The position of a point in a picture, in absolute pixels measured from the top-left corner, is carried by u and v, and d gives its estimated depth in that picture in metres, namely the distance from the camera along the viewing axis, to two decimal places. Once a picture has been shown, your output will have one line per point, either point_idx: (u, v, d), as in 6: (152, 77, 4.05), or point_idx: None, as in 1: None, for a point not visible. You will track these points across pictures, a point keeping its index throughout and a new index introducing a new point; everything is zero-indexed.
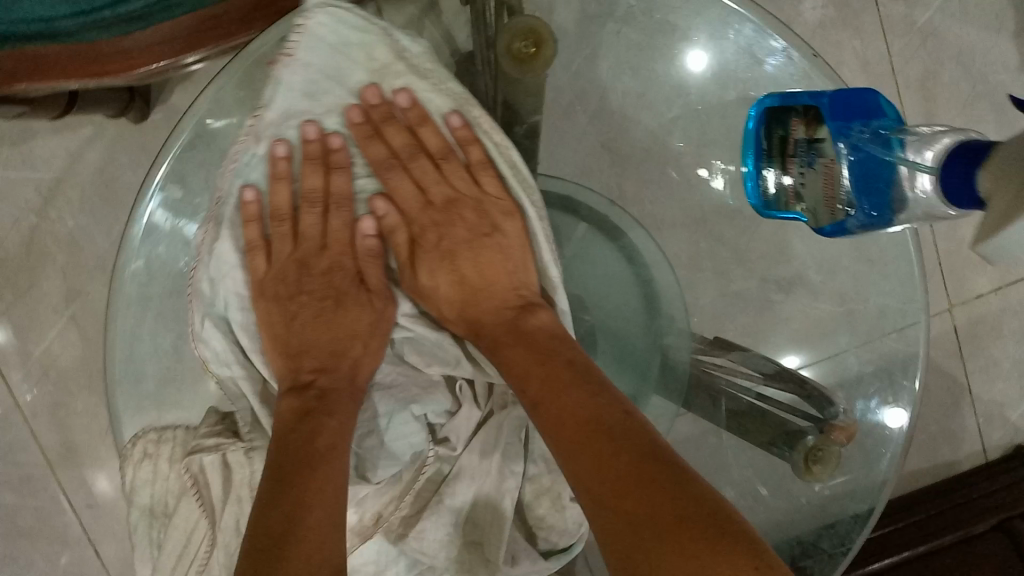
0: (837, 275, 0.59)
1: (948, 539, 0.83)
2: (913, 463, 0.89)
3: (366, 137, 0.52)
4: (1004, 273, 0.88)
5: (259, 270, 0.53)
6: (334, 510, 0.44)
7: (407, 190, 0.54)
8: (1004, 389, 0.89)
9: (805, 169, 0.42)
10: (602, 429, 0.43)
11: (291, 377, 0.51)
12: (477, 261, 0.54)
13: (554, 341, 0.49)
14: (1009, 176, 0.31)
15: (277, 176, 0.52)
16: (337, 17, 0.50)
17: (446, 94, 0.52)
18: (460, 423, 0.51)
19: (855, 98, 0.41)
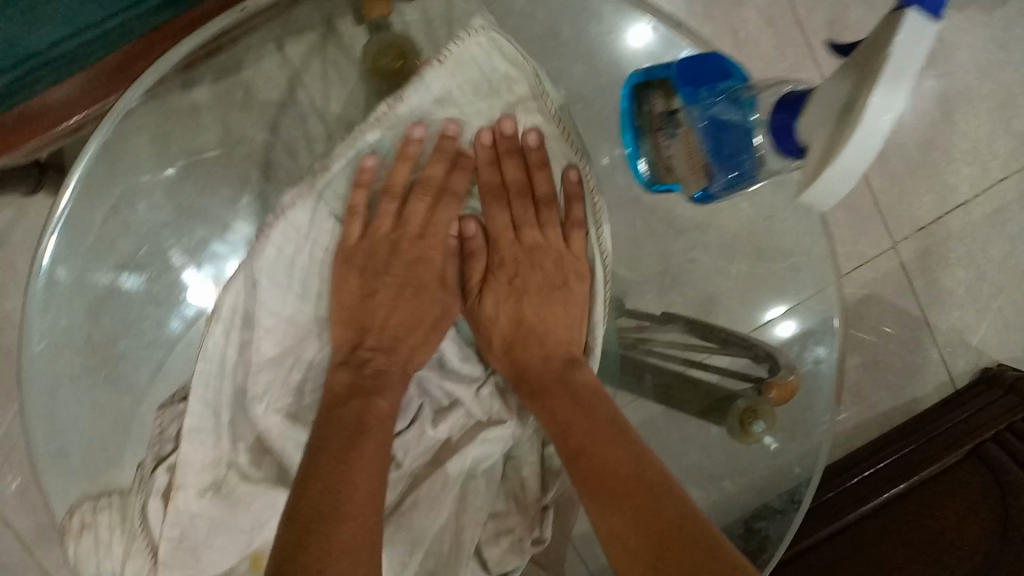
0: (756, 235, 0.58)
1: (927, 473, 0.81)
2: (885, 403, 0.90)
3: (488, 161, 0.53)
4: (942, 202, 0.88)
5: (351, 236, 0.53)
6: (373, 518, 0.42)
7: (505, 223, 0.53)
8: (961, 316, 0.89)
9: (669, 142, 0.37)
10: (643, 484, 0.43)
11: (347, 351, 0.51)
12: (543, 308, 0.52)
13: (601, 396, 0.49)
14: (824, 116, 0.27)
15: (402, 155, 0.51)
16: (495, 43, 0.50)
17: (567, 147, 0.53)
18: (409, 442, 0.51)
19: (704, 60, 0.35)
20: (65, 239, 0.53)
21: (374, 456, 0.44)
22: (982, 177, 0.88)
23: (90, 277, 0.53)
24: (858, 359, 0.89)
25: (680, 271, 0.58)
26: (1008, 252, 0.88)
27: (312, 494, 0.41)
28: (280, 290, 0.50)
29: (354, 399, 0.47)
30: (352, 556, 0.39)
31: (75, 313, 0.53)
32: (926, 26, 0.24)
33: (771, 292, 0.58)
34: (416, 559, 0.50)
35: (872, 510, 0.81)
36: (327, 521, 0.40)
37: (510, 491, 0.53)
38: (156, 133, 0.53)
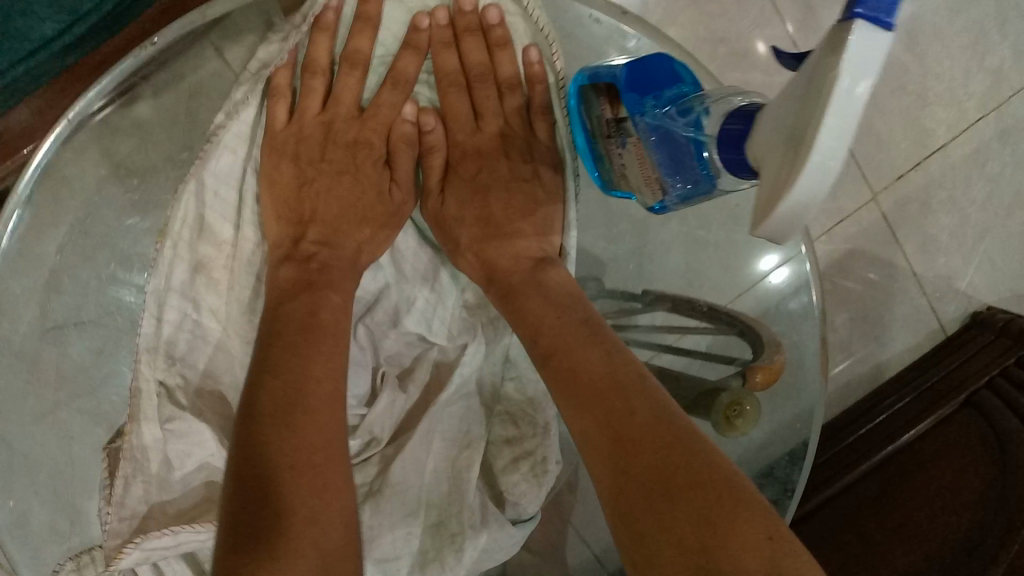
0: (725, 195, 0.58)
1: (924, 426, 0.80)
2: (877, 355, 0.88)
3: (442, 43, 0.53)
4: (920, 148, 0.85)
5: (279, 120, 0.52)
6: (335, 455, 0.42)
7: (464, 111, 0.55)
8: (947, 262, 0.88)
9: (621, 152, 0.35)
10: (619, 386, 0.42)
11: (290, 245, 0.50)
12: (508, 202, 0.54)
13: (573, 295, 0.49)
14: (771, 134, 0.25)
15: (322, 27, 0.50)
16: None
17: (528, 26, 0.53)
18: (383, 413, 0.51)
19: (651, 62, 0.34)
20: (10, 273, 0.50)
21: (330, 353, 0.45)
22: (960, 117, 0.85)
23: (47, 315, 0.51)
24: (846, 314, 0.87)
25: (654, 243, 0.58)
26: (988, 193, 0.87)
27: (270, 392, 0.42)
28: (223, 184, 0.50)
29: (302, 294, 0.47)
30: (318, 452, 0.41)
31: (21, 357, 0.50)
32: (878, 38, 0.23)
33: (744, 259, 0.59)
34: (420, 516, 0.51)
35: (868, 469, 0.80)
36: (285, 414, 0.41)
37: (508, 463, 0.52)
38: (99, 151, 0.51)
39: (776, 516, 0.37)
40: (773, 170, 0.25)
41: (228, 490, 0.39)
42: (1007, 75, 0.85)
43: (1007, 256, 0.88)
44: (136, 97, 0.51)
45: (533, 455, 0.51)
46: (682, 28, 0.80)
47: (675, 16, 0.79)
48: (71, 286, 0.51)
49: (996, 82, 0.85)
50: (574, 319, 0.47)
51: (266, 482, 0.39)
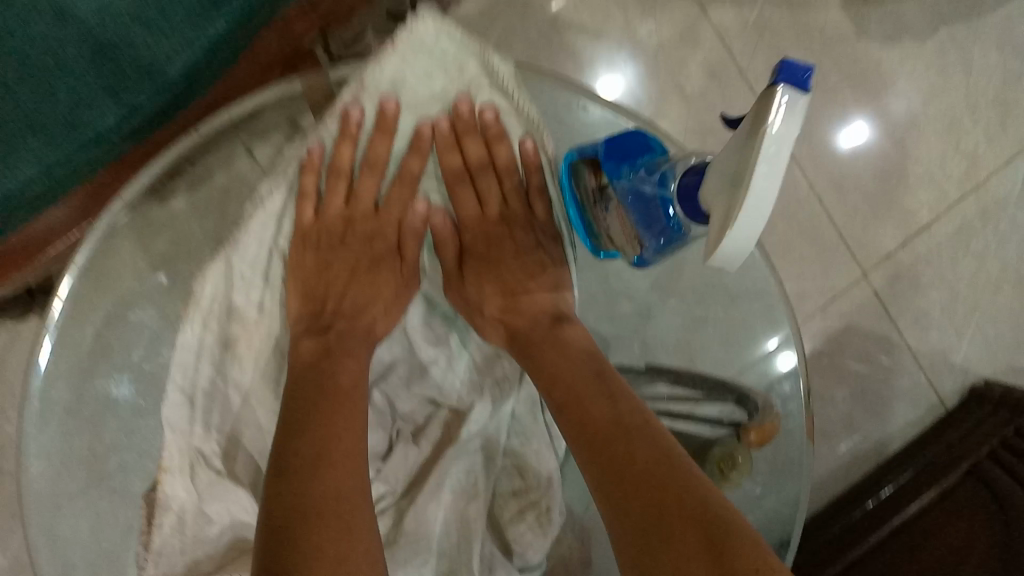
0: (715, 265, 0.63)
1: (927, 498, 0.79)
2: (881, 430, 0.90)
3: (447, 146, 0.56)
4: (905, 226, 0.90)
5: (305, 215, 0.56)
6: (359, 498, 0.47)
7: (471, 202, 0.59)
8: (940, 336, 0.90)
9: (605, 215, 0.39)
10: (624, 430, 0.49)
11: (312, 318, 0.56)
12: (518, 272, 0.60)
13: (587, 351, 0.55)
14: (719, 181, 0.30)
15: (344, 135, 0.54)
16: (443, 29, 0.53)
17: (521, 117, 0.56)
18: (394, 465, 0.56)
19: (628, 138, 0.38)
20: (56, 354, 0.55)
21: (351, 415, 0.51)
22: (941, 198, 0.90)
23: (86, 388, 0.56)
24: (845, 390, 0.89)
25: (657, 320, 0.62)
26: (976, 269, 0.90)
27: (298, 450, 0.48)
28: (249, 273, 0.54)
29: (322, 361, 0.54)
30: (347, 493, 0.47)
31: (69, 425, 0.55)
32: (796, 100, 0.27)
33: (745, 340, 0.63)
34: (433, 564, 0.54)
35: (878, 541, 0.79)
36: (315, 466, 0.47)
37: (515, 512, 0.56)
38: (139, 241, 0.56)
39: (761, 542, 0.41)
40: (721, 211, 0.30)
41: (262, 527, 0.45)
42: (983, 158, 0.91)
43: (999, 329, 0.91)
44: (174, 194, 0.56)
45: (538, 505, 0.56)
46: (673, 120, 0.87)
47: (665, 108, 0.87)
48: (116, 365, 0.56)
49: (972, 164, 0.91)
50: (587, 373, 0.53)
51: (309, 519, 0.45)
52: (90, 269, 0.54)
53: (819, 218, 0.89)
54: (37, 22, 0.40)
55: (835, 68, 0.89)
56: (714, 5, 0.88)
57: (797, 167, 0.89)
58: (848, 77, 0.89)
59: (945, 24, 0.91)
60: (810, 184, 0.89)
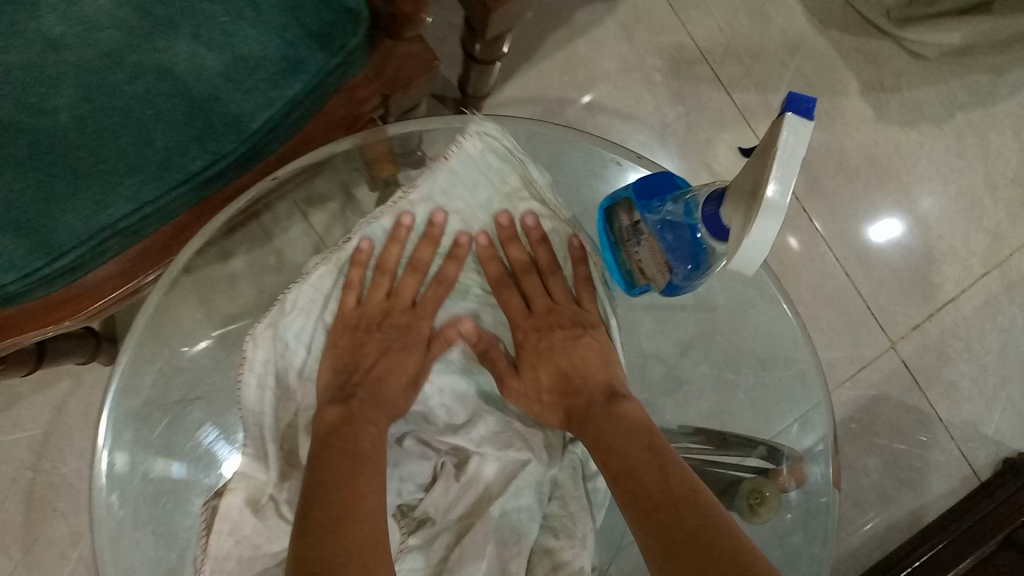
0: (747, 328, 0.69)
1: (963, 564, 0.79)
2: (914, 500, 0.90)
3: (488, 254, 0.60)
4: (931, 300, 0.92)
5: (348, 302, 0.59)
6: (379, 558, 0.45)
7: (517, 302, 0.60)
8: (971, 409, 0.91)
9: (637, 248, 0.44)
10: (678, 499, 0.46)
11: (337, 388, 0.56)
12: (570, 355, 0.59)
13: (642, 423, 0.54)
14: (737, 198, 0.35)
15: (393, 238, 0.59)
16: (488, 143, 0.59)
17: (558, 222, 0.61)
18: (438, 497, 0.58)
19: (657, 178, 0.43)
20: (115, 432, 0.60)
21: (373, 475, 0.50)
22: (964, 273, 0.93)
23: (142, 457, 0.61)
24: (877, 461, 0.90)
25: (688, 384, 0.69)
26: (1004, 342, 0.92)
27: (325, 503, 0.47)
28: (295, 342, 0.58)
29: (343, 426, 0.53)
30: (368, 553, 0.45)
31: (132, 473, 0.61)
32: (802, 126, 0.32)
33: (777, 406, 0.68)
34: None
35: None
36: (328, 526, 0.45)
37: (552, 562, 0.56)
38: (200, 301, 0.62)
39: None
40: (740, 223, 0.35)
41: None
42: (1005, 235, 0.94)
43: None
44: (234, 254, 0.62)
45: (569, 566, 0.56)
46: None
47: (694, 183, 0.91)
48: (171, 408, 0.62)
49: (994, 242, 0.93)
50: (638, 444, 0.52)
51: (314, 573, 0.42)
52: (157, 326, 0.61)
53: (845, 290, 0.92)
54: (140, 81, 0.47)
55: (857, 149, 0.94)
56: (739, 90, 0.94)
57: (823, 241, 0.92)
58: (870, 157, 0.94)
59: (961, 109, 0.95)
60: (837, 258, 0.92)
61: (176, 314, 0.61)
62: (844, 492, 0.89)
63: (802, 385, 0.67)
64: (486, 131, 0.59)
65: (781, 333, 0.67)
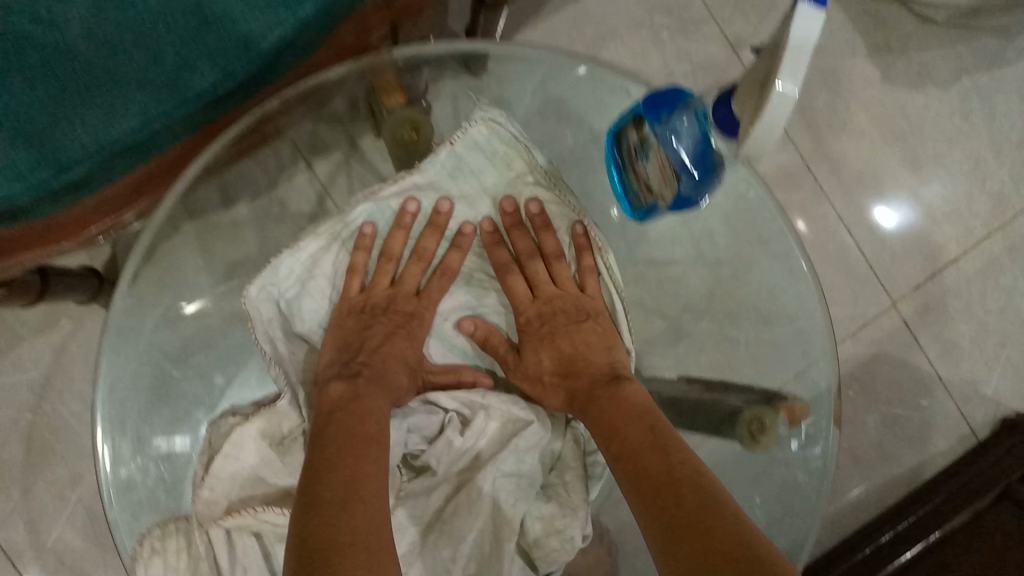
0: (752, 277, 0.67)
1: (958, 521, 0.82)
2: (910, 456, 0.91)
3: (493, 241, 0.63)
4: (933, 260, 0.92)
5: (351, 289, 0.62)
6: (382, 536, 0.45)
7: (524, 289, 0.62)
8: (971, 368, 0.92)
9: (645, 164, 0.44)
10: (673, 480, 0.46)
11: (341, 365, 0.58)
12: (574, 341, 0.60)
13: (647, 407, 0.54)
14: (749, 87, 0.38)
15: (398, 226, 0.62)
16: (495, 127, 0.61)
17: (563, 207, 0.63)
18: (440, 451, 0.58)
19: (664, 91, 0.43)
20: (113, 381, 0.61)
21: (376, 457, 0.51)
22: (967, 234, 0.93)
23: (142, 407, 0.63)
24: (876, 417, 0.91)
25: (690, 336, 0.68)
26: (1004, 303, 0.92)
27: (329, 484, 0.47)
28: (307, 307, 0.62)
29: (350, 405, 0.55)
30: (373, 531, 0.44)
31: (133, 421, 0.62)
32: (815, 13, 0.34)
33: (784, 359, 0.66)
34: (461, 565, 0.57)
35: (910, 560, 0.81)
36: (337, 504, 0.46)
37: (548, 526, 0.58)
38: (200, 247, 0.64)
39: None
40: (749, 109, 0.38)
41: (293, 553, 0.42)
42: (1009, 197, 0.93)
43: None
44: (236, 201, 0.66)
45: (563, 533, 0.57)
46: None
47: None
48: (170, 347, 0.64)
49: (998, 203, 0.93)
50: (641, 429, 0.51)
51: (319, 554, 0.41)
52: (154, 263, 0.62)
53: (847, 249, 0.92)
54: None
55: (863, 108, 0.93)
56: (746, 49, 0.93)
57: (826, 199, 0.92)
58: (875, 117, 0.93)
59: (967, 72, 0.94)
60: (840, 217, 0.92)
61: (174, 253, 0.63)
62: (842, 447, 0.91)
63: (810, 339, 0.65)
64: (492, 117, 0.61)
65: (790, 280, 0.66)
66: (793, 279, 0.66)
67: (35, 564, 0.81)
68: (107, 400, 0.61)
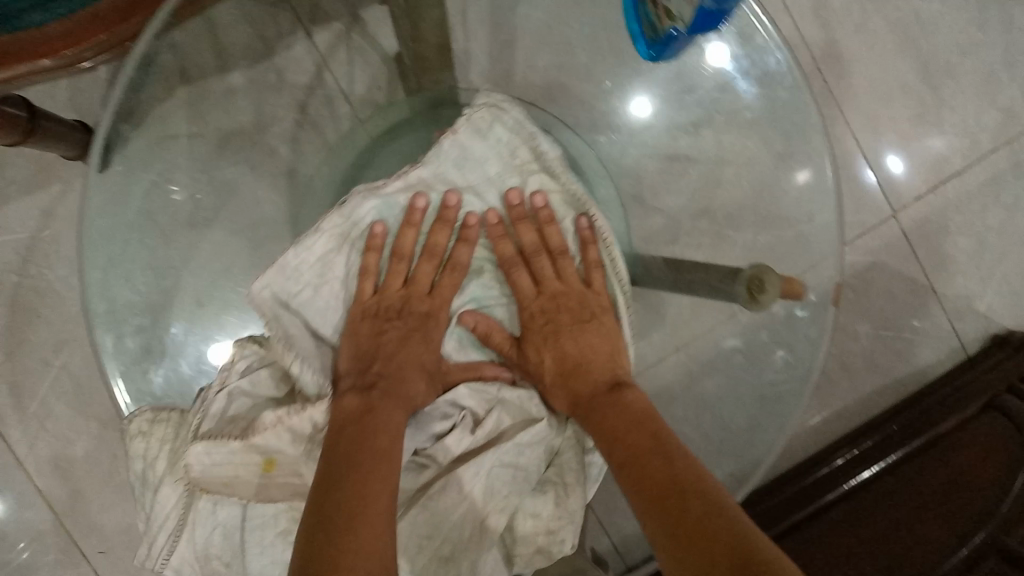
0: (755, 171, 0.61)
1: (946, 427, 0.81)
2: (897, 368, 0.91)
3: (499, 233, 0.56)
4: (936, 172, 0.91)
5: (364, 291, 0.54)
6: (386, 560, 0.42)
7: (528, 283, 0.55)
8: (965, 283, 0.91)
9: None
10: (679, 489, 0.44)
11: (356, 375, 0.52)
12: (579, 342, 0.54)
13: (651, 414, 0.50)
14: None
15: (408, 222, 0.54)
16: (497, 115, 0.55)
17: (566, 198, 0.57)
18: (449, 444, 0.51)
19: None
20: (106, 215, 0.59)
21: (389, 472, 0.46)
22: (972, 146, 0.92)
23: (129, 252, 0.59)
24: (868, 326, 0.90)
25: (687, 236, 0.62)
26: (1004, 221, 0.91)
27: (336, 498, 0.44)
28: (315, 310, 0.54)
29: (365, 417, 0.49)
30: (375, 555, 0.42)
31: (121, 261, 0.59)
32: None
33: (788, 258, 0.61)
34: (434, 541, 0.50)
35: (891, 464, 0.82)
36: (337, 527, 0.42)
37: (538, 530, 0.51)
38: (191, 112, 0.59)
39: None
40: None
41: None
42: (1017, 113, 0.92)
43: None
44: (232, 67, 0.60)
45: (552, 535, 0.51)
46: None
47: None
48: (152, 195, 0.59)
49: (1006, 118, 0.92)
50: (643, 436, 0.48)
51: None
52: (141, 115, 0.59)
53: (849, 155, 0.91)
54: None
55: (879, 12, 0.91)
56: None
57: (834, 101, 0.91)
58: (890, 20, 0.91)
59: None
60: (847, 122, 0.91)
61: (166, 115, 0.59)
62: (833, 355, 0.90)
63: (818, 229, 0.62)
64: (495, 102, 0.55)
65: (794, 163, 0.62)
66: (801, 167, 0.62)
67: (23, 415, 0.84)
68: (99, 274, 0.59)
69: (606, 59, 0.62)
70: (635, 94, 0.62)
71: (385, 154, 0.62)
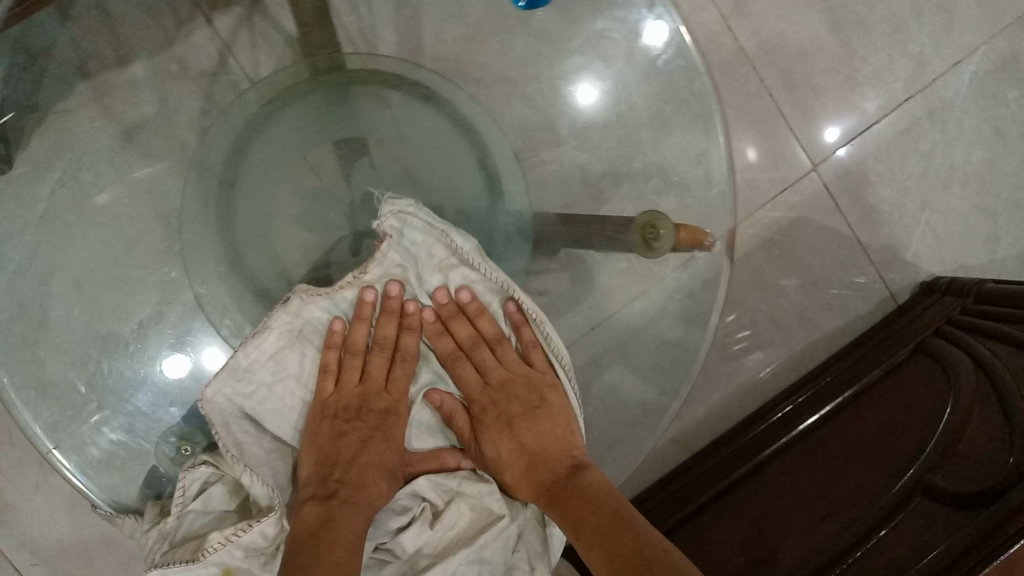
0: (669, 128, 0.60)
1: (875, 374, 0.82)
2: (831, 323, 0.91)
3: (436, 332, 0.55)
4: (854, 125, 0.92)
5: (326, 391, 0.54)
6: None
7: (472, 376, 0.55)
8: (891, 233, 0.92)
9: None
10: (646, 565, 0.45)
11: (316, 484, 0.51)
12: (534, 428, 0.54)
13: (611, 494, 0.50)
14: None
15: (359, 316, 0.54)
16: (407, 222, 0.53)
17: (492, 285, 0.55)
18: (410, 540, 0.50)
19: None
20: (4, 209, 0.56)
21: None
22: (889, 97, 0.92)
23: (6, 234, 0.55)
24: (795, 280, 0.91)
25: (610, 204, 0.60)
26: (923, 167, 0.92)
27: None
28: (274, 410, 0.53)
29: (322, 531, 0.48)
30: None
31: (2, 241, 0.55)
32: None
33: (700, 210, 0.60)
34: None
35: (824, 415, 0.82)
36: None
37: None
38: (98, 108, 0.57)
39: None
40: None
41: None
42: (928, 61, 0.93)
43: (950, 228, 0.92)
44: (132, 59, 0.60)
45: None
46: None
47: None
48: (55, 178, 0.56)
49: (917, 66, 0.93)
50: (605, 513, 0.48)
51: None
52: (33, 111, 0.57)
53: (767, 111, 0.92)
54: None
55: None
56: None
57: (748, 61, 0.92)
58: None
59: None
60: (761, 79, 0.92)
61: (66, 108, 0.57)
62: (766, 313, 0.90)
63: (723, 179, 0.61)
64: (402, 208, 0.53)
65: (697, 116, 0.61)
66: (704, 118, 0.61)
67: None
68: None
69: (501, 28, 0.61)
70: (552, 74, 0.60)
71: (274, 121, 0.60)
